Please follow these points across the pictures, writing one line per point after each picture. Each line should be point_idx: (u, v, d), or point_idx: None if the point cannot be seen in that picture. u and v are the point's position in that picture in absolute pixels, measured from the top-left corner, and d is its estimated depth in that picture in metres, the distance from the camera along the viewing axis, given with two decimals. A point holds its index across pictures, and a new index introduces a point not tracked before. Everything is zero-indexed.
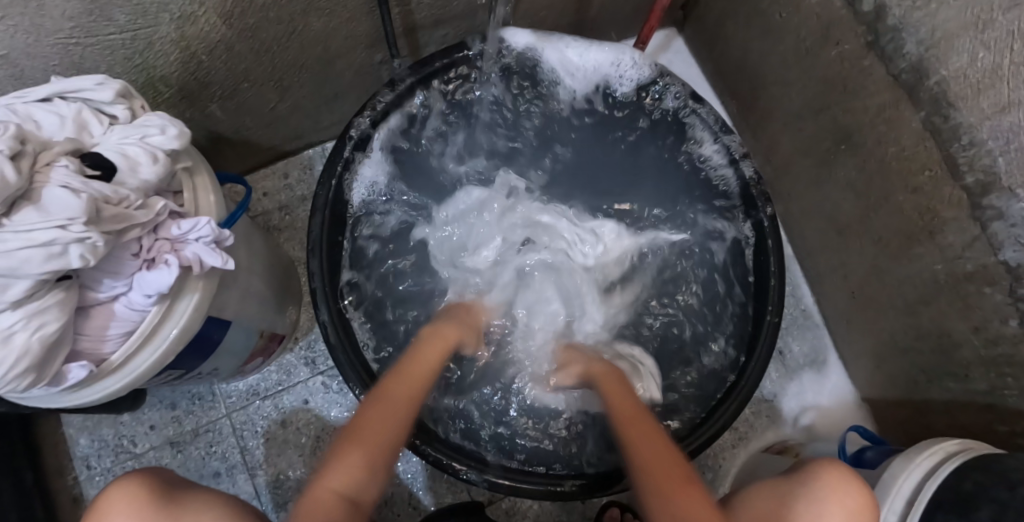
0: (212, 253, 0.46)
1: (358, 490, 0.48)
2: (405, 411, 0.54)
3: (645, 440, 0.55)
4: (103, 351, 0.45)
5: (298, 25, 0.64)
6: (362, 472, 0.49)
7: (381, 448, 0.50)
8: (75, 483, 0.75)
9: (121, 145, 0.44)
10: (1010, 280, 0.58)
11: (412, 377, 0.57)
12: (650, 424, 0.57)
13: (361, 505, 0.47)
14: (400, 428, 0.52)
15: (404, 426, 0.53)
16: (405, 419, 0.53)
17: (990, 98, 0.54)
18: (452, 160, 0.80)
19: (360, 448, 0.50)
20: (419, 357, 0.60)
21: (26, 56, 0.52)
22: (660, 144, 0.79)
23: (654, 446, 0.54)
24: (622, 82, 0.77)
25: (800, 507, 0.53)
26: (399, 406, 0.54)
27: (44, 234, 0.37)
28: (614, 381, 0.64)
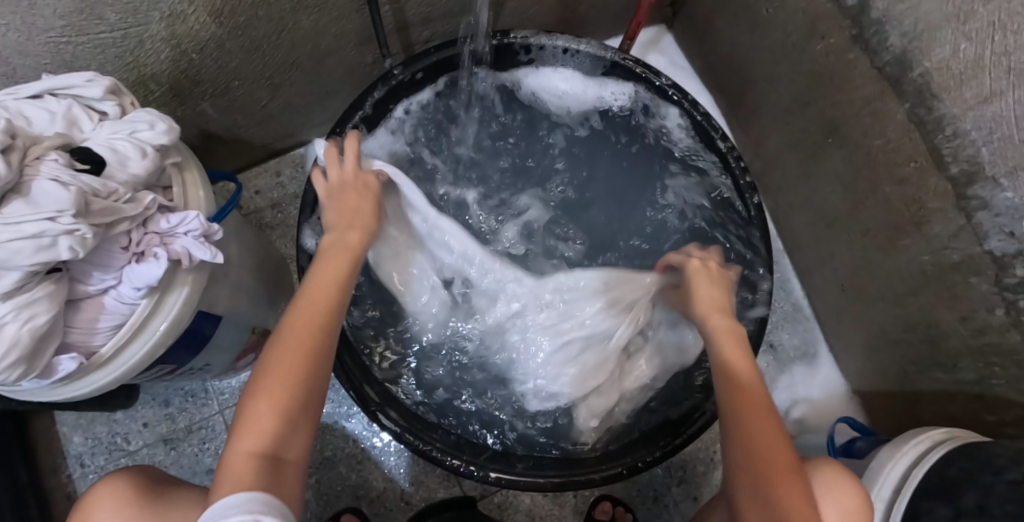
0: (201, 247, 0.46)
1: (272, 444, 0.44)
2: (313, 342, 0.48)
3: (757, 422, 0.50)
4: (93, 343, 0.46)
5: (287, 23, 0.64)
6: (273, 426, 0.44)
7: (288, 397, 0.45)
8: (68, 481, 0.75)
9: (110, 140, 0.44)
10: (996, 269, 0.58)
11: (312, 306, 0.50)
12: (762, 403, 0.51)
13: (280, 458, 0.44)
14: (306, 371, 0.46)
15: (313, 366, 0.47)
16: (311, 358, 0.47)
17: (973, 88, 0.54)
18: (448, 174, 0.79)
19: (263, 400, 0.45)
20: (318, 282, 0.52)
21: (17, 54, 0.53)
22: (651, 154, 0.80)
23: (763, 432, 0.49)
24: (613, 98, 0.79)
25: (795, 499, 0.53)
26: (304, 337, 0.47)
27: (33, 226, 0.38)
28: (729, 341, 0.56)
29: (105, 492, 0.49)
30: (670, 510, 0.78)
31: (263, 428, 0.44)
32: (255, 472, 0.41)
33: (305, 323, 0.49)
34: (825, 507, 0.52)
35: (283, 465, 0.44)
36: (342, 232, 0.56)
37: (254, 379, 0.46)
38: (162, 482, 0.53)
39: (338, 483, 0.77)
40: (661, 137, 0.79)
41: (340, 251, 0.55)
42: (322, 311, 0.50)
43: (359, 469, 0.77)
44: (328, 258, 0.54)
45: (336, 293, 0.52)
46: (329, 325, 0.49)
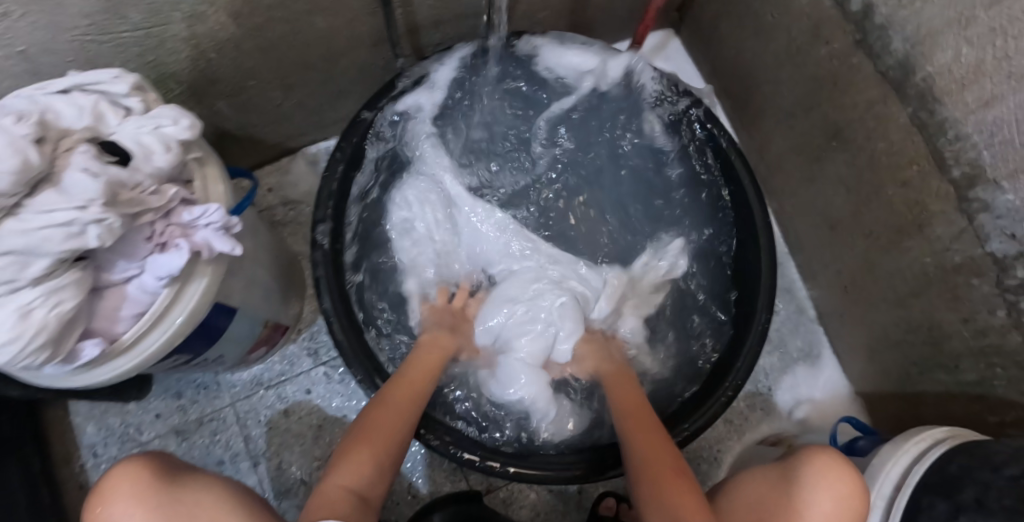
0: (221, 239, 0.48)
1: (364, 485, 0.52)
2: (407, 412, 0.58)
3: (643, 437, 0.58)
4: (115, 331, 0.47)
5: (303, 24, 0.66)
6: (369, 470, 0.53)
7: (387, 451, 0.54)
8: (82, 470, 0.77)
9: (136, 134, 0.46)
10: (997, 270, 0.59)
11: (412, 383, 0.61)
12: (651, 423, 0.60)
13: (365, 497, 0.51)
14: (403, 431, 0.56)
15: (406, 429, 0.57)
16: (406, 422, 0.57)
17: (973, 92, 0.55)
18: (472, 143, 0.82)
19: (370, 446, 0.54)
20: (417, 365, 0.64)
21: (43, 52, 0.55)
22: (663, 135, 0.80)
23: (652, 445, 0.57)
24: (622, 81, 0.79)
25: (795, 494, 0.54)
26: (403, 408, 0.58)
27: (64, 215, 0.39)
28: (620, 382, 0.68)
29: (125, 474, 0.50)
30: None
31: (359, 476, 0.52)
32: (351, 507, 0.49)
33: (404, 394, 0.60)
34: (825, 500, 0.53)
35: (368, 507, 0.51)
36: (436, 333, 0.69)
37: (355, 435, 0.55)
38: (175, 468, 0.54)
39: None
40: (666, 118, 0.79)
41: (436, 346, 0.68)
42: (419, 388, 0.61)
43: None
44: (425, 350, 0.67)
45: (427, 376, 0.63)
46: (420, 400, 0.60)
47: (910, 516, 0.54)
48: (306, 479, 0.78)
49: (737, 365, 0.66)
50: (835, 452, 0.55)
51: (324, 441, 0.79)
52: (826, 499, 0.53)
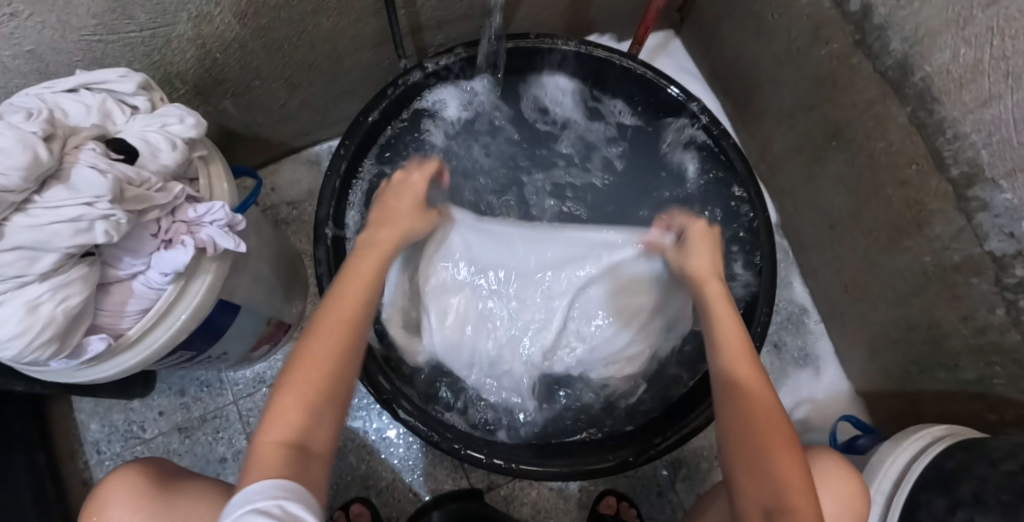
0: (226, 236, 0.48)
1: (301, 437, 0.44)
2: (346, 338, 0.49)
3: (753, 383, 0.52)
4: (121, 326, 0.48)
5: (307, 25, 0.67)
6: (301, 419, 0.45)
7: (321, 394, 0.46)
8: (86, 467, 0.77)
9: (143, 132, 0.47)
10: (996, 269, 0.59)
11: (345, 302, 0.52)
12: (753, 365, 0.54)
13: (309, 450, 0.44)
14: (341, 368, 0.48)
15: (344, 364, 0.48)
16: (345, 353, 0.49)
17: (972, 91, 0.56)
18: (467, 165, 0.81)
19: (297, 391, 0.46)
20: (353, 275, 0.55)
21: (51, 51, 0.55)
22: (661, 167, 0.82)
23: (762, 397, 0.51)
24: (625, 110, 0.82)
25: None
26: (336, 337, 0.49)
27: (73, 210, 0.40)
28: (721, 313, 0.58)
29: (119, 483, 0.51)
30: (673, 501, 0.79)
31: (292, 423, 0.45)
32: (286, 464, 0.42)
33: (337, 319, 0.51)
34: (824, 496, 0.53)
35: (310, 457, 0.44)
36: (375, 232, 0.60)
37: (285, 376, 0.47)
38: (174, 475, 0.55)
39: (349, 473, 0.78)
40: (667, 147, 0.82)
41: (376, 247, 0.58)
42: (358, 307, 0.52)
43: (368, 461, 0.79)
44: (362, 256, 0.57)
45: (365, 294, 0.54)
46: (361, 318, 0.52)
47: (909, 512, 0.54)
48: None
49: None
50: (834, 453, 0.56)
51: None
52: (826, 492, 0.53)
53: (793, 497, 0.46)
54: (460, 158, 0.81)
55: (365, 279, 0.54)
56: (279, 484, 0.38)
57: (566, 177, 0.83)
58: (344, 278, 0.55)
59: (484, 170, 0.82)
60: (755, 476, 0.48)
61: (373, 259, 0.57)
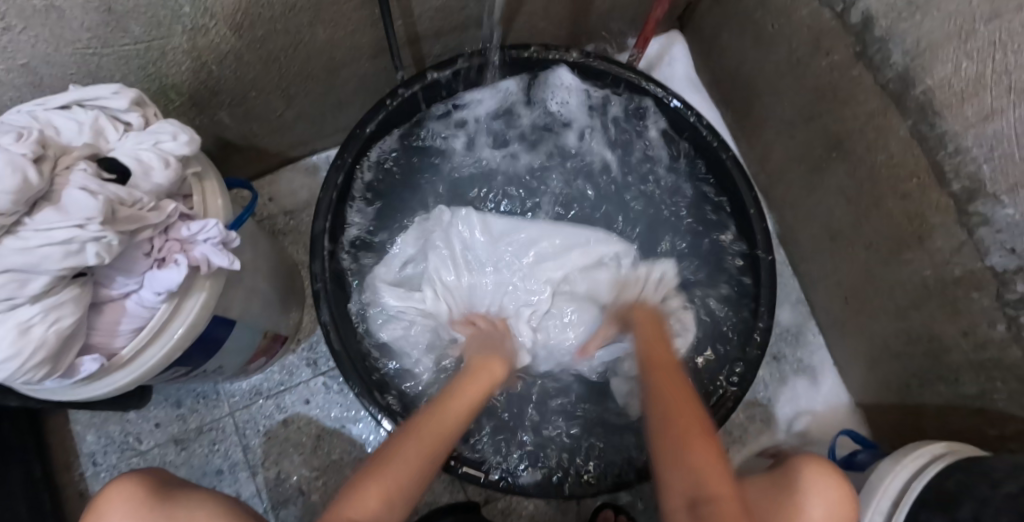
0: (219, 254, 0.48)
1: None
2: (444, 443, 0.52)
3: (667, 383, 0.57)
4: (114, 345, 0.48)
5: (304, 36, 0.66)
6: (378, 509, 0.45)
7: (403, 489, 0.47)
8: (82, 478, 0.77)
9: (135, 150, 0.46)
10: (997, 284, 0.59)
11: (447, 416, 0.55)
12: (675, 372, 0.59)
13: None
14: (423, 469, 0.49)
15: (427, 467, 0.50)
16: (431, 460, 0.50)
17: (973, 106, 0.55)
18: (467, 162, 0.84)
19: (384, 483, 0.47)
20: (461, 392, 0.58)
21: (45, 65, 0.55)
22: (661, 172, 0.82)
23: (677, 395, 0.55)
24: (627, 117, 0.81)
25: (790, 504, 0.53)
26: (430, 443, 0.51)
27: (63, 233, 0.39)
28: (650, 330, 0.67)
29: (108, 503, 0.50)
30: None
31: (371, 507, 0.45)
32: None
33: (435, 429, 0.53)
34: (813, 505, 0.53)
35: None
36: (487, 356, 0.64)
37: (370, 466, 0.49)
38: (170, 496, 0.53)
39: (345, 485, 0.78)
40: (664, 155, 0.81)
41: (486, 371, 0.62)
42: (455, 422, 0.54)
43: None
44: (478, 373, 0.61)
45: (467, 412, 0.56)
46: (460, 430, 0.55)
47: None
48: (304, 489, 0.78)
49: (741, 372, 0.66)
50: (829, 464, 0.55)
51: (322, 451, 0.79)
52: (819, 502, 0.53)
53: (715, 489, 0.45)
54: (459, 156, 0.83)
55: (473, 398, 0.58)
56: None
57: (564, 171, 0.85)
58: (451, 396, 0.57)
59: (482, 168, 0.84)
60: (685, 473, 0.47)
61: (484, 378, 0.61)
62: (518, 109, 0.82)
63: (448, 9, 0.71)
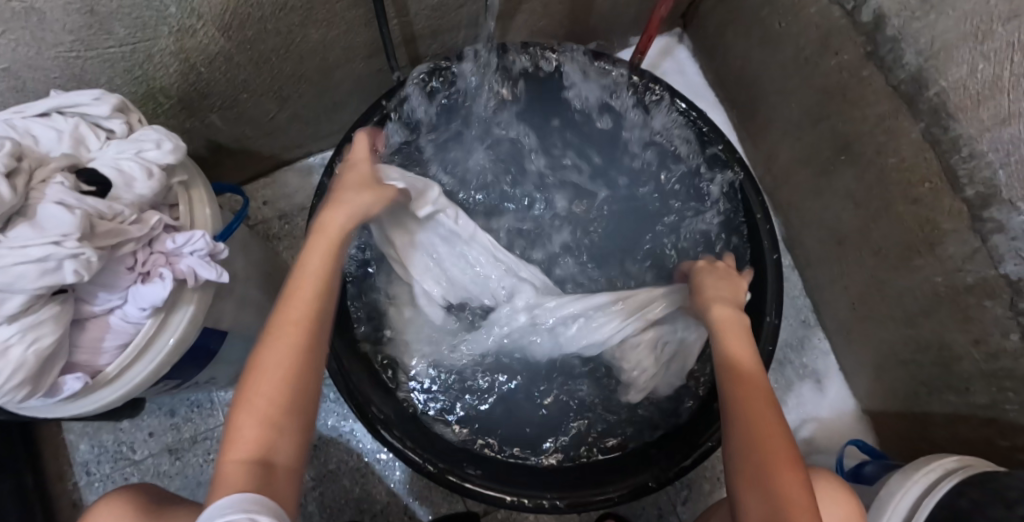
0: (207, 266, 0.46)
1: (264, 450, 0.41)
2: (309, 339, 0.45)
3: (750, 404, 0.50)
4: (99, 363, 0.46)
5: (295, 36, 0.64)
6: (262, 433, 0.41)
7: (279, 406, 0.42)
8: (75, 488, 0.76)
9: (117, 160, 0.44)
10: (1010, 293, 0.57)
11: (300, 303, 0.46)
12: (763, 393, 0.51)
13: (273, 464, 0.41)
14: (302, 374, 0.44)
15: (304, 369, 0.44)
16: (303, 359, 0.44)
17: (989, 109, 0.53)
18: (458, 153, 0.79)
19: (256, 405, 0.42)
20: (303, 277, 0.47)
21: (27, 69, 0.53)
22: (658, 155, 0.79)
23: (759, 417, 0.49)
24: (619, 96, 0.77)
25: None
26: (291, 346, 0.44)
27: (38, 250, 0.37)
28: (732, 331, 0.56)
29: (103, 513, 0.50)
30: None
31: (252, 436, 0.41)
32: (247, 483, 0.39)
33: (291, 325, 0.45)
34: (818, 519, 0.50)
35: (273, 472, 0.41)
36: (325, 216, 0.51)
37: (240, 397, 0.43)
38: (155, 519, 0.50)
39: (342, 495, 0.76)
40: (661, 138, 0.78)
41: (323, 235, 0.50)
42: (316, 314, 0.46)
43: (363, 483, 0.77)
44: (313, 246, 0.49)
45: (319, 300, 0.47)
46: (328, 313, 0.47)
47: None
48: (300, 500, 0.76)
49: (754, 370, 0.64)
50: (835, 481, 0.53)
51: (319, 460, 0.77)
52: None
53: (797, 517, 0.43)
54: (450, 144, 0.79)
55: (318, 279, 0.47)
56: (248, 498, 0.37)
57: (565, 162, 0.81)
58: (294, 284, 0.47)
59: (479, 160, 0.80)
60: (766, 500, 0.45)
61: (323, 239, 0.50)
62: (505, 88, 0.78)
63: (445, 7, 0.69)
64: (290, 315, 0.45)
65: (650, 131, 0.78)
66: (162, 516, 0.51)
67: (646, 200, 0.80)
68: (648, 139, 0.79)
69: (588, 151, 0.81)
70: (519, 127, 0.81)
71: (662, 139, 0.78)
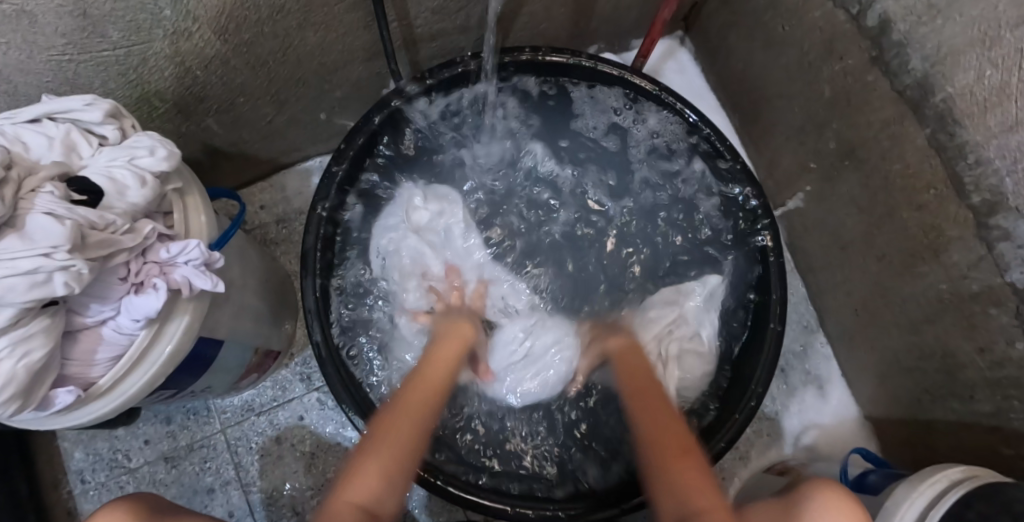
0: (202, 275, 0.46)
1: (372, 500, 0.45)
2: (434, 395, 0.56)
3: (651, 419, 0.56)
4: (91, 375, 0.45)
5: (293, 40, 0.63)
6: (376, 484, 0.46)
7: (398, 462, 0.48)
8: (70, 496, 0.75)
9: (109, 168, 0.43)
10: (1017, 301, 0.57)
11: (428, 382, 0.57)
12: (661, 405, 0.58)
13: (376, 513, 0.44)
14: (416, 440, 0.51)
15: (419, 437, 0.51)
16: (421, 425, 0.52)
17: (997, 116, 0.53)
18: (461, 165, 0.81)
19: (379, 459, 0.47)
20: (437, 359, 0.61)
21: (19, 73, 0.52)
22: (658, 167, 0.79)
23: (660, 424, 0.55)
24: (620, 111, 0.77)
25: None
26: (416, 411, 0.53)
27: (28, 262, 0.36)
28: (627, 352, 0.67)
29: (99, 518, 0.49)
30: None
31: (367, 488, 0.45)
32: None
33: (417, 397, 0.55)
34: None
35: None
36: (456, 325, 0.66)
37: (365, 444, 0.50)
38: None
39: None
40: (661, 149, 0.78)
41: (457, 337, 0.65)
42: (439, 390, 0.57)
43: None
44: (447, 340, 0.64)
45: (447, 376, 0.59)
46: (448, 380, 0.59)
47: None
48: (298, 509, 0.74)
49: (759, 373, 0.64)
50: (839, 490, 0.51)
51: (317, 470, 0.75)
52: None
53: None
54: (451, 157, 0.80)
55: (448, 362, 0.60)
56: None
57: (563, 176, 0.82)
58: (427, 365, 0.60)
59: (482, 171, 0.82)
60: None
61: (455, 344, 0.63)
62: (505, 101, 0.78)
63: (445, 10, 0.68)
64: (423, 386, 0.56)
65: (650, 143, 0.78)
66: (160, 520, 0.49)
67: (647, 211, 0.81)
68: (648, 151, 0.79)
69: (589, 163, 0.82)
70: (519, 139, 0.81)
71: (662, 151, 0.78)
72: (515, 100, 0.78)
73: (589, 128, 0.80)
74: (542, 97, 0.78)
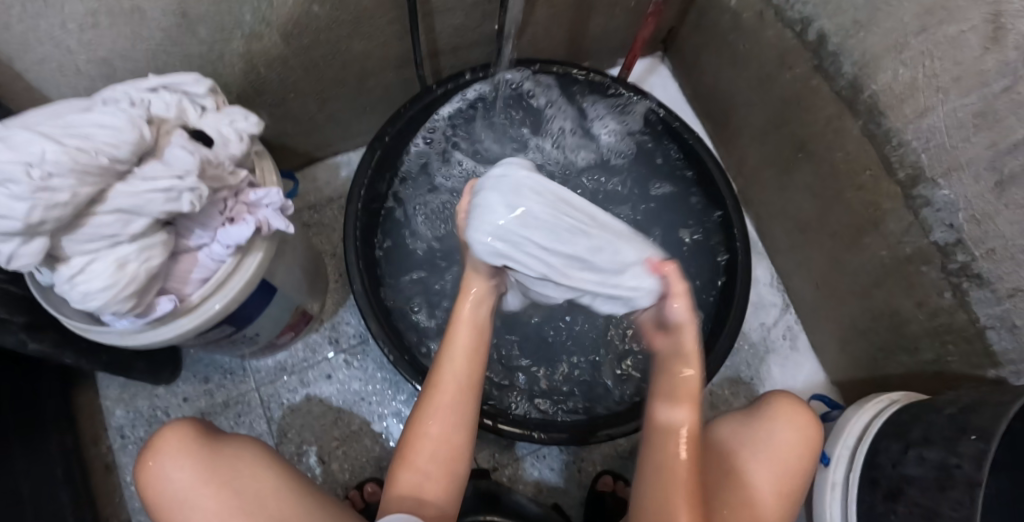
0: (278, 217, 0.59)
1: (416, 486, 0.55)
2: (450, 408, 0.57)
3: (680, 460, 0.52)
4: (185, 290, 0.58)
5: (341, 47, 0.76)
6: (418, 474, 0.56)
7: (436, 455, 0.56)
8: (109, 451, 0.81)
9: (217, 126, 0.57)
10: (942, 257, 0.69)
11: (447, 374, 0.58)
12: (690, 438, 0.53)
13: (422, 497, 0.55)
14: (448, 428, 0.57)
15: (454, 423, 0.57)
16: (451, 417, 0.57)
17: (910, 105, 0.67)
18: (467, 151, 0.93)
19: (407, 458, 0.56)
20: (453, 341, 0.59)
21: (121, 59, 0.65)
22: (645, 156, 0.93)
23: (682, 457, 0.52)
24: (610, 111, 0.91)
25: (755, 446, 0.58)
26: (444, 416, 0.57)
27: (166, 182, 0.51)
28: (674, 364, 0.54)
29: (165, 440, 0.56)
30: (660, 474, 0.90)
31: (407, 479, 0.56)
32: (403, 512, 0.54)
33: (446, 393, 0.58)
34: (778, 431, 0.59)
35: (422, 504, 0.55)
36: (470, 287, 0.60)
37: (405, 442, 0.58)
38: (217, 448, 0.58)
39: (364, 455, 0.83)
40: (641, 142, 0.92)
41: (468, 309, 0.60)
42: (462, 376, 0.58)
43: (382, 443, 0.83)
44: (460, 320, 0.60)
45: (465, 359, 0.58)
46: (476, 368, 0.59)
47: (870, 460, 0.61)
48: (325, 457, 0.82)
49: (729, 323, 0.75)
50: (797, 401, 0.61)
51: (343, 423, 0.84)
52: (786, 433, 0.59)
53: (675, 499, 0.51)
54: (463, 145, 0.92)
55: (466, 344, 0.59)
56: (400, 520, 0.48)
57: (555, 160, 0.95)
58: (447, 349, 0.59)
59: (487, 154, 0.94)
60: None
61: (468, 318, 0.60)
62: (513, 99, 0.90)
63: (465, 27, 0.82)
64: (438, 401, 0.57)
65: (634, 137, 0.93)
66: (218, 446, 0.57)
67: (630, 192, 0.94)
68: (632, 143, 0.93)
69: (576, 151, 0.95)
70: (521, 132, 0.94)
71: (646, 143, 0.92)
72: (521, 98, 0.90)
73: (581, 123, 0.94)
74: (546, 99, 0.91)
